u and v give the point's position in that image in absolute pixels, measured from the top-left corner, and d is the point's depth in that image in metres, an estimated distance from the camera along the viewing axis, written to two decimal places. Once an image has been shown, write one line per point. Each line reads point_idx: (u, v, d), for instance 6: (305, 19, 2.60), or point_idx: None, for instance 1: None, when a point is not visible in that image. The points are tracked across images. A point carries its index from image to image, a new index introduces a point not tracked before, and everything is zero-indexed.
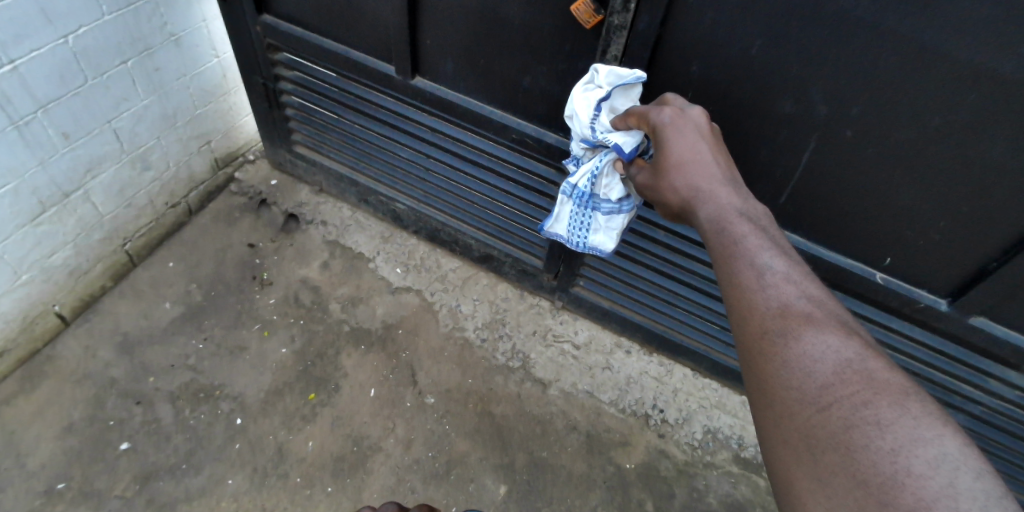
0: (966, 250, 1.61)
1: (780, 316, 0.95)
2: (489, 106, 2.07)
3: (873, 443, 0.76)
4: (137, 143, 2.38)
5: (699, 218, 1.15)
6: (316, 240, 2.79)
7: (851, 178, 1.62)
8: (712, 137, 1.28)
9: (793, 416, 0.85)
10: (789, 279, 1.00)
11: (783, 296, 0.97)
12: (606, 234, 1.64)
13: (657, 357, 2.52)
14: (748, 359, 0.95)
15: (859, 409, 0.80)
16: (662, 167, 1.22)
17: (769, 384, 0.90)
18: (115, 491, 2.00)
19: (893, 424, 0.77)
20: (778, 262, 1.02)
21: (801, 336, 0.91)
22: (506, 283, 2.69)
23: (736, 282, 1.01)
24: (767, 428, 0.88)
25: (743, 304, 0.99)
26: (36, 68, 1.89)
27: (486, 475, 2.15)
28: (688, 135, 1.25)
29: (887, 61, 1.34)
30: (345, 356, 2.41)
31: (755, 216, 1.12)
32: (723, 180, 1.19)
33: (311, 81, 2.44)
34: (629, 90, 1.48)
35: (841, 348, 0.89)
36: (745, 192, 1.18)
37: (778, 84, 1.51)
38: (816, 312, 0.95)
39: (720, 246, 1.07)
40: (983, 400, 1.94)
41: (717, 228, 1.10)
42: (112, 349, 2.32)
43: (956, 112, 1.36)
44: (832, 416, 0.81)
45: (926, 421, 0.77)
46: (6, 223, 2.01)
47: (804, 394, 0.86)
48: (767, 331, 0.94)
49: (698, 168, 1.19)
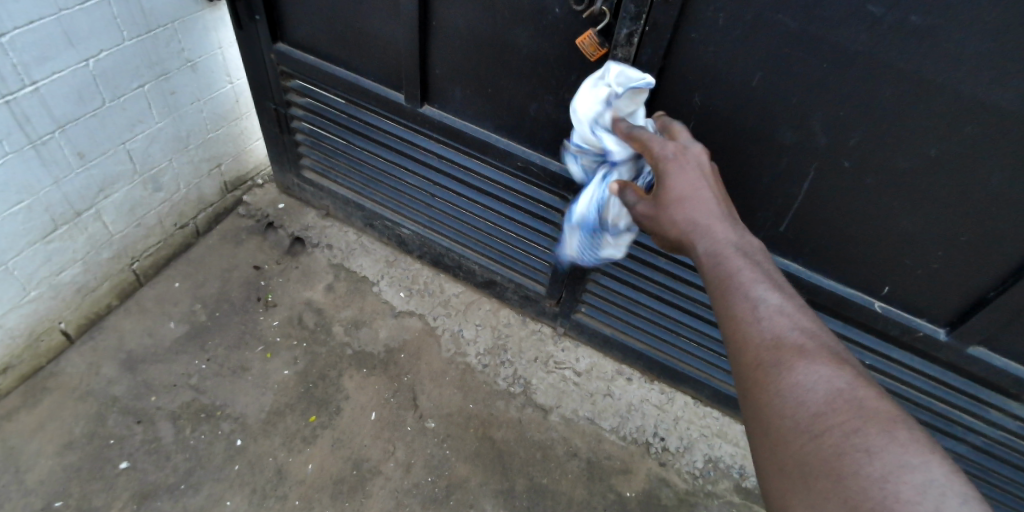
0: (963, 279, 1.64)
1: (774, 348, 0.97)
2: (495, 134, 2.13)
3: (863, 470, 0.77)
4: (150, 164, 2.44)
5: (695, 251, 1.17)
6: (321, 262, 2.82)
7: (848, 207, 1.65)
8: (709, 169, 1.31)
9: (788, 444, 0.86)
10: (782, 311, 1.01)
11: (775, 327, 0.99)
12: (615, 250, 1.76)
13: (658, 384, 2.52)
14: (745, 390, 0.98)
15: (849, 437, 0.82)
16: (662, 201, 1.24)
17: (764, 414, 0.92)
18: (111, 510, 1.98)
19: (882, 451, 0.78)
20: (772, 294, 1.04)
21: (793, 366, 0.93)
22: (509, 309, 2.71)
23: (732, 315, 1.03)
24: (764, 457, 0.90)
25: (739, 336, 1.01)
26: (56, 89, 1.96)
27: (485, 500, 2.13)
28: (688, 171, 1.27)
29: (884, 91, 1.40)
30: (346, 378, 2.41)
31: (751, 250, 1.14)
32: (721, 213, 1.21)
33: (322, 107, 2.51)
34: (637, 95, 1.53)
35: (833, 376, 0.90)
36: (740, 225, 1.21)
37: (778, 113, 1.56)
38: (809, 343, 0.96)
39: (716, 279, 1.10)
40: (984, 431, 1.93)
41: (715, 261, 1.12)
42: (115, 366, 2.33)
43: (948, 143, 1.41)
44: (823, 444, 0.83)
45: (913, 447, 0.78)
46: (19, 238, 2.05)
47: (797, 422, 0.87)
48: (762, 363, 0.96)
49: (697, 203, 1.21)
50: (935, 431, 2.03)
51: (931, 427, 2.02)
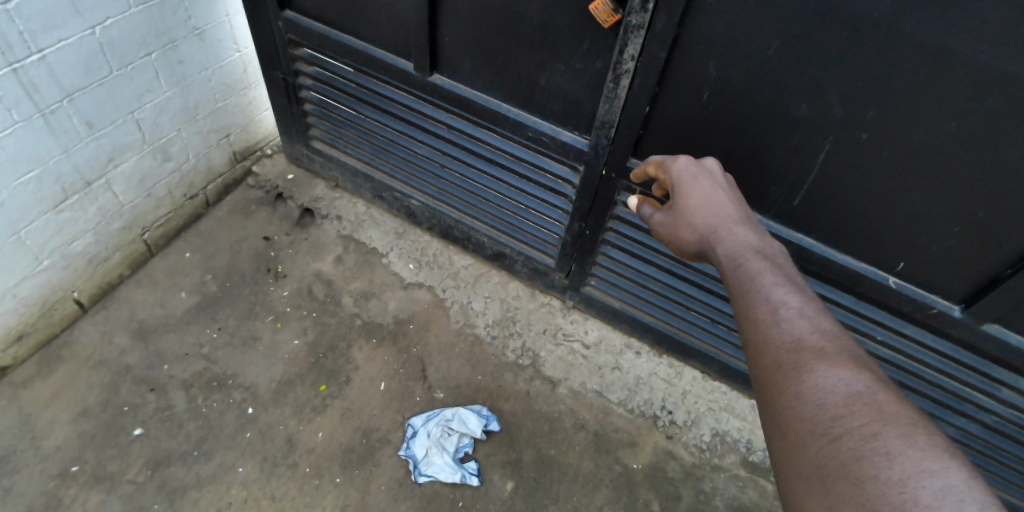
0: (978, 257, 1.59)
1: (794, 349, 0.95)
2: (506, 104, 2.07)
3: (882, 474, 0.75)
4: (158, 134, 2.42)
5: (716, 255, 1.20)
6: (330, 234, 2.82)
7: (866, 182, 1.59)
8: (728, 185, 1.37)
9: (805, 446, 0.84)
10: (803, 315, 1.00)
11: (795, 330, 0.98)
12: (470, 419, 2.23)
13: (667, 359, 2.51)
14: (763, 394, 0.95)
15: (867, 440, 0.80)
16: (679, 211, 1.31)
17: (782, 416, 0.90)
18: (126, 476, 2.03)
19: (901, 456, 0.76)
20: (792, 298, 1.03)
21: (813, 369, 0.91)
22: (517, 282, 2.70)
23: (752, 318, 1.03)
24: (780, 458, 0.87)
25: (759, 339, 0.99)
26: (63, 57, 1.94)
27: (493, 471, 2.15)
28: (703, 183, 1.35)
29: (902, 63, 1.34)
30: (356, 349, 2.43)
31: (770, 253, 1.16)
32: (738, 221, 1.25)
33: (330, 77, 2.46)
34: (446, 436, 2.17)
35: (852, 380, 0.89)
36: (761, 232, 1.23)
37: (795, 85, 1.50)
38: (829, 347, 0.95)
39: (736, 281, 1.10)
40: (996, 410, 1.90)
41: (734, 264, 1.14)
42: (128, 336, 2.37)
43: (967, 116, 1.35)
44: (842, 447, 0.81)
45: (933, 453, 0.76)
46: (30, 209, 2.06)
47: (816, 425, 0.85)
48: (781, 366, 0.95)
49: (712, 210, 1.27)
50: (947, 409, 2.00)
51: (941, 405, 1.99)
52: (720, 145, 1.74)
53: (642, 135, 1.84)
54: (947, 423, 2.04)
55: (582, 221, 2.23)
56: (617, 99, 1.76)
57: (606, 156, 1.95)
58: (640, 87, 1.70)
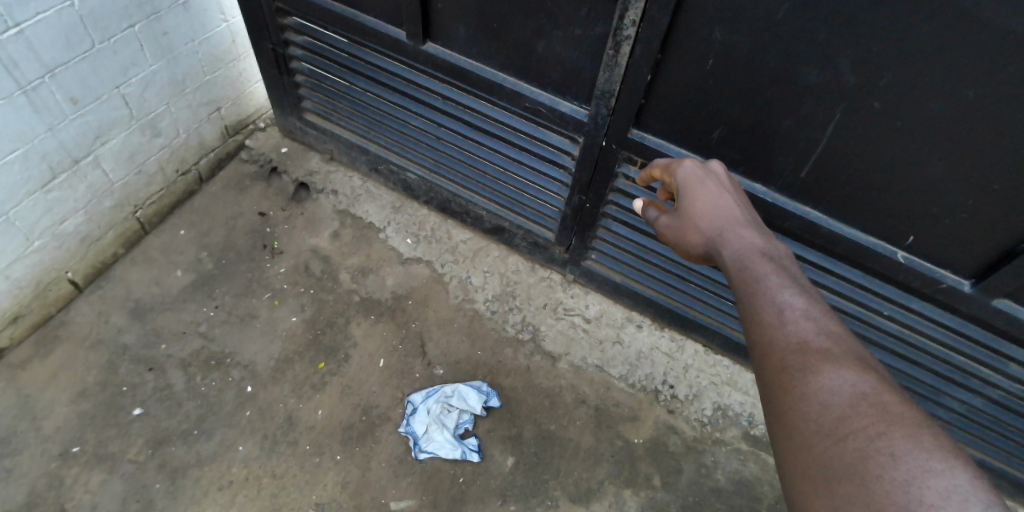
0: (992, 229, 1.54)
1: (798, 351, 0.93)
2: (502, 73, 1.99)
3: (887, 474, 0.73)
4: (146, 109, 2.35)
5: (722, 260, 1.17)
6: (325, 209, 2.77)
7: (877, 152, 1.53)
8: (734, 188, 1.34)
9: (810, 448, 0.82)
10: (808, 316, 0.98)
11: (801, 332, 0.95)
12: (468, 395, 2.22)
13: (668, 332, 2.49)
14: (769, 396, 0.92)
15: (872, 440, 0.77)
16: (685, 214, 1.29)
17: (787, 417, 0.87)
18: (127, 455, 2.03)
19: (907, 456, 0.74)
20: (798, 300, 1.01)
21: (818, 370, 0.89)
22: (517, 256, 2.66)
23: (757, 320, 1.00)
24: (785, 459, 0.85)
25: (764, 340, 0.97)
26: (42, 31, 1.86)
27: (493, 447, 2.15)
28: (710, 185, 1.33)
29: (918, 25, 1.26)
30: (355, 325, 2.41)
31: (776, 255, 1.13)
32: (745, 224, 1.23)
33: (321, 46, 2.38)
34: (447, 413, 2.17)
35: (857, 381, 0.86)
36: (768, 236, 1.20)
37: (804, 49, 1.42)
38: (834, 349, 0.92)
39: (743, 284, 1.08)
40: (1002, 385, 1.88)
41: (739, 267, 1.12)
42: (125, 315, 2.35)
43: (987, 84, 1.28)
44: (847, 447, 0.78)
45: (939, 454, 0.74)
46: (16, 189, 2.01)
47: (821, 426, 0.83)
48: (787, 367, 0.92)
49: (718, 214, 1.25)
50: (952, 383, 1.99)
51: (946, 379, 1.98)
52: (725, 114, 1.67)
53: (643, 104, 1.78)
54: (952, 398, 2.03)
55: (581, 195, 2.18)
56: (617, 68, 1.69)
57: (606, 126, 1.88)
58: (641, 54, 1.62)
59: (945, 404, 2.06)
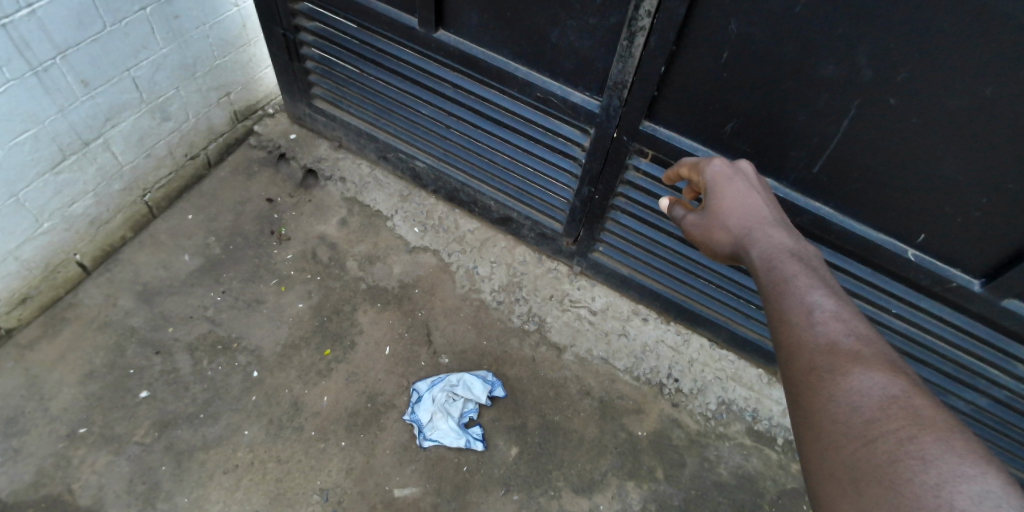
0: (1006, 229, 1.51)
1: (827, 352, 0.92)
2: (514, 62, 1.97)
3: (918, 478, 0.72)
4: (155, 93, 2.34)
5: (751, 258, 1.16)
6: (334, 196, 2.77)
7: (892, 149, 1.51)
8: (764, 188, 1.32)
9: (838, 449, 0.81)
10: (838, 317, 0.97)
11: (830, 333, 0.94)
12: (475, 384, 2.22)
13: (675, 326, 2.48)
14: (796, 396, 0.92)
15: (903, 444, 0.76)
16: (712, 212, 1.28)
17: (816, 419, 0.87)
18: (133, 437, 2.05)
19: (938, 459, 0.73)
20: (828, 301, 1.00)
21: (847, 372, 0.88)
22: (525, 247, 2.65)
23: (786, 320, 0.99)
24: (812, 459, 0.84)
25: (792, 341, 0.96)
26: (53, 11, 1.85)
27: (497, 436, 2.16)
28: (739, 183, 1.31)
29: (939, 17, 1.24)
30: (361, 313, 2.41)
31: (805, 256, 1.12)
32: (774, 224, 1.22)
33: (331, 32, 2.36)
34: (455, 401, 2.18)
35: (888, 384, 0.85)
36: (799, 237, 1.19)
37: (823, 43, 1.40)
38: (865, 350, 0.91)
39: (771, 283, 1.07)
40: (1009, 385, 1.87)
41: (768, 266, 1.11)
42: (132, 298, 2.36)
43: (1007, 80, 1.25)
44: (876, 450, 0.77)
45: (971, 458, 0.72)
46: (27, 170, 2.01)
47: (850, 427, 0.82)
48: (816, 367, 0.91)
49: (746, 213, 1.24)
50: (959, 384, 1.97)
51: (954, 379, 1.96)
52: (738, 107, 1.65)
53: (656, 96, 1.76)
54: (959, 397, 2.01)
55: (591, 186, 2.16)
56: (631, 58, 1.67)
57: (618, 117, 1.86)
58: (656, 45, 1.60)
59: (951, 404, 2.05)
